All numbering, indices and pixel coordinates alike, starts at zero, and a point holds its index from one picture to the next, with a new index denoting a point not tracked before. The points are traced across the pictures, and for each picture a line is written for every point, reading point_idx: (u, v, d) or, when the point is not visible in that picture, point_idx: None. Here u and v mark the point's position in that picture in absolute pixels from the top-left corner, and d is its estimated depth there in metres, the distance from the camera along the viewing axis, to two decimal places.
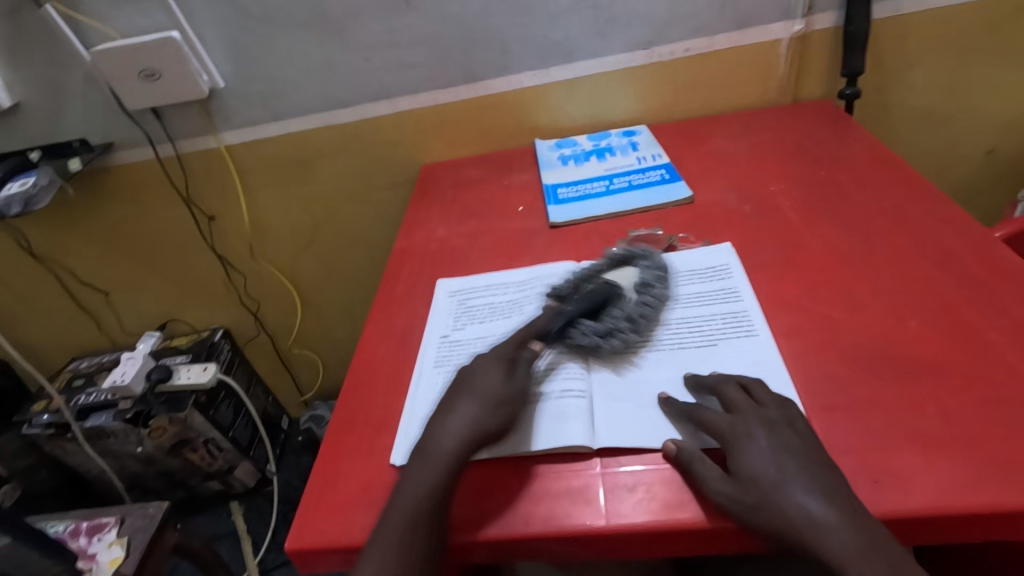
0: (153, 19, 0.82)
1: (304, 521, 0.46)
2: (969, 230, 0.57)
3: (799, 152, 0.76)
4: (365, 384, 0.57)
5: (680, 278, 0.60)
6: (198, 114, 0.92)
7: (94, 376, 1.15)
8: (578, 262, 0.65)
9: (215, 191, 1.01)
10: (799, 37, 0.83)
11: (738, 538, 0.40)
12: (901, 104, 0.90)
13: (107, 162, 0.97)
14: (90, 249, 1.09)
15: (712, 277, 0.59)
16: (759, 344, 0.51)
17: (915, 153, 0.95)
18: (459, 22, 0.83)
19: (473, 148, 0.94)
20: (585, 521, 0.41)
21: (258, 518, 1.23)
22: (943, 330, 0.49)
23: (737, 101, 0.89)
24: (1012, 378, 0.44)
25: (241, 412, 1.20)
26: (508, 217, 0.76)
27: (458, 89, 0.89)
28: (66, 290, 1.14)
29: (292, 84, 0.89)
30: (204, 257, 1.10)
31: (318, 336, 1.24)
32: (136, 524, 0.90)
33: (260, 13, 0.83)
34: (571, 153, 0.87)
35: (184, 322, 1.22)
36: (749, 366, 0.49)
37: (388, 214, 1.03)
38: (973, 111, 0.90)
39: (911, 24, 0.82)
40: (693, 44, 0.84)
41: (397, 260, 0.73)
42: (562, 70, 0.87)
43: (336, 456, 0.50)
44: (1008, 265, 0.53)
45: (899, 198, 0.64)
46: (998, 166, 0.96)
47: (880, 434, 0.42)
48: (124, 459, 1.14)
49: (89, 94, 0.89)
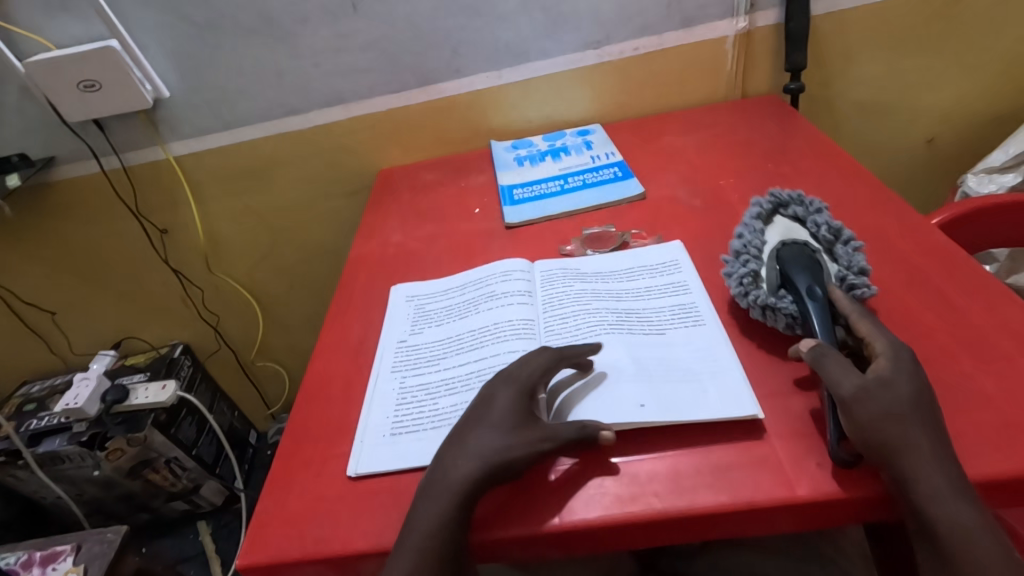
0: (90, 28, 0.79)
1: (256, 537, 0.44)
2: (907, 218, 0.59)
3: (746, 146, 0.78)
4: (320, 392, 0.56)
5: (632, 273, 0.60)
6: (143, 125, 0.89)
7: (46, 399, 1.10)
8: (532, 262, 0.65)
9: (166, 204, 0.98)
10: (744, 34, 0.85)
11: (692, 527, 0.40)
12: (844, 97, 0.93)
13: (50, 178, 0.94)
14: (36, 268, 1.05)
15: (662, 271, 0.60)
16: (709, 332, 0.52)
17: (861, 145, 0.98)
18: (409, 25, 0.83)
19: (430, 151, 0.94)
20: (541, 520, 0.41)
21: (226, 537, 1.20)
22: (881, 314, 0.50)
23: (687, 98, 0.91)
24: (945, 358, 0.45)
25: (204, 428, 1.17)
26: (465, 219, 0.76)
27: (411, 93, 0.88)
28: (12, 311, 1.09)
29: (240, 91, 0.87)
30: (158, 271, 1.07)
31: (281, 348, 1.22)
32: (94, 550, 0.86)
33: (203, 20, 0.81)
34: (527, 154, 0.87)
35: (141, 339, 1.18)
36: (700, 354, 0.50)
37: (347, 222, 1.02)
38: (911, 102, 0.94)
39: (848, 19, 0.85)
40: (642, 42, 0.85)
41: (352, 267, 0.72)
42: (514, 71, 0.87)
43: (290, 468, 0.49)
44: (941, 249, 0.55)
45: (840, 188, 0.66)
46: (938, 155, 1.00)
47: (823, 416, 0.43)
48: (80, 483, 1.10)
49: (26, 107, 0.86)
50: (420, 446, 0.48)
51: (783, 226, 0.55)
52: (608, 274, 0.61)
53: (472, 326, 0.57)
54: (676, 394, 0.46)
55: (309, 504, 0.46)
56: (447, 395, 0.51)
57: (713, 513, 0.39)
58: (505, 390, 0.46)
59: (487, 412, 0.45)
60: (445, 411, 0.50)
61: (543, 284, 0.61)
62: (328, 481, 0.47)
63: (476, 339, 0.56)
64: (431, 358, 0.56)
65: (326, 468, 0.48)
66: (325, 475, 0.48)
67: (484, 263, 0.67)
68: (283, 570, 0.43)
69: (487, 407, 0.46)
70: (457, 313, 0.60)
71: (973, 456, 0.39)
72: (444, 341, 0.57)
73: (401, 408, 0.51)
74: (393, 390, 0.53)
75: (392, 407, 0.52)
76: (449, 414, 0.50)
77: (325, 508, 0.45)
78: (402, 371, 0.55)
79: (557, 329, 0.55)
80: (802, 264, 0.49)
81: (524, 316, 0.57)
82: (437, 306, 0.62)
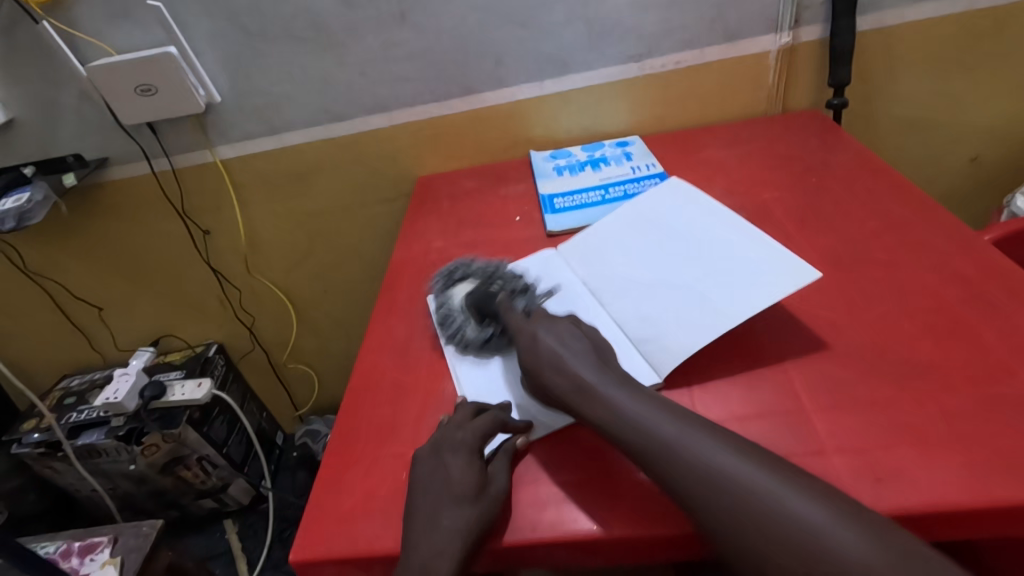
0: (150, 35, 0.82)
1: (308, 533, 0.45)
2: (962, 235, 0.58)
3: (791, 160, 0.78)
4: (367, 392, 0.57)
5: (601, 256, 0.65)
6: (193, 129, 0.92)
7: (85, 393, 1.13)
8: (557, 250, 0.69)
9: (210, 205, 1.01)
10: (787, 49, 0.85)
11: (700, 543, 0.40)
12: (887, 113, 0.92)
13: (102, 178, 0.97)
14: (83, 265, 1.08)
15: (709, 213, 0.64)
16: (585, 303, 0.60)
17: (902, 161, 0.97)
18: (455, 36, 0.84)
19: (469, 160, 0.95)
20: (593, 526, 0.41)
21: (252, 536, 1.21)
22: (938, 331, 0.49)
23: (727, 112, 0.91)
24: (1009, 376, 0.44)
25: (235, 427, 1.19)
26: (505, 227, 0.77)
27: (454, 102, 0.90)
28: (58, 306, 1.13)
29: (288, 98, 0.90)
30: (198, 272, 1.10)
31: (313, 350, 1.24)
32: (130, 543, 0.88)
33: (257, 28, 0.83)
34: (566, 164, 0.87)
35: (178, 338, 1.21)
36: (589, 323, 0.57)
37: (384, 228, 1.04)
38: (955, 120, 0.93)
39: (895, 36, 0.85)
40: (684, 56, 0.86)
41: (395, 271, 0.74)
42: (556, 83, 0.88)
43: (339, 465, 0.50)
44: (999, 267, 0.54)
45: (889, 203, 0.65)
46: (983, 173, 0.98)
47: (880, 432, 0.43)
48: (115, 478, 1.12)
49: (83, 109, 0.89)
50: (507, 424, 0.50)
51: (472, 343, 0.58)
52: (609, 255, 0.65)
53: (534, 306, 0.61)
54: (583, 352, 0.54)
55: (359, 502, 0.47)
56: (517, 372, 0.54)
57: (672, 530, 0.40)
58: (456, 456, 0.45)
59: (442, 484, 0.44)
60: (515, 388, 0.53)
61: (581, 266, 0.65)
62: (378, 480, 0.48)
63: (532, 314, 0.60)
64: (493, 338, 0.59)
65: (375, 467, 0.49)
66: (374, 474, 0.48)
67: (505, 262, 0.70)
68: (335, 566, 0.43)
69: (438, 476, 0.44)
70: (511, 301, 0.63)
71: None
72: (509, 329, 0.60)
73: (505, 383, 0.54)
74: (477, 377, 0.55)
75: (492, 382, 0.54)
76: (513, 392, 0.53)
77: (377, 506, 0.46)
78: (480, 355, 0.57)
79: (622, 292, 0.60)
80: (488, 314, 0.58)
81: (574, 296, 0.61)
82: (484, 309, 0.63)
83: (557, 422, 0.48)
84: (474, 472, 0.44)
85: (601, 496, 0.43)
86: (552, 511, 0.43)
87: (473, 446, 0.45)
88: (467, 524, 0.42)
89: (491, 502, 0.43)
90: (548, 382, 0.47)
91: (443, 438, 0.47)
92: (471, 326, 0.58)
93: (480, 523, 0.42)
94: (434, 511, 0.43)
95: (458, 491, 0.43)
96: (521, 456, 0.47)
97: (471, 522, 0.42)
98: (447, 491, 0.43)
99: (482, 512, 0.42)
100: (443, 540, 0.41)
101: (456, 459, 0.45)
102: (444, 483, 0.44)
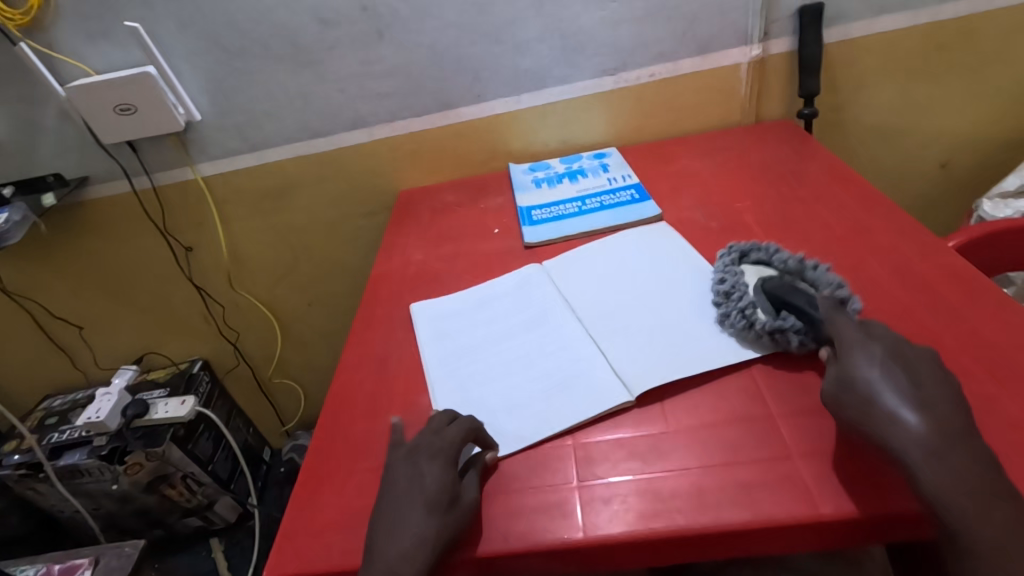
0: (129, 55, 0.83)
1: (283, 549, 0.45)
2: (925, 241, 0.60)
3: (762, 169, 0.79)
4: (343, 407, 0.57)
5: (582, 277, 0.66)
6: (173, 146, 0.93)
7: (67, 413, 1.12)
8: (541, 265, 0.70)
9: (193, 222, 1.01)
10: (757, 61, 0.87)
11: (841, 532, 0.39)
12: (857, 122, 0.94)
13: (83, 197, 0.97)
14: (64, 284, 1.07)
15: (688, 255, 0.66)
16: (563, 318, 0.60)
17: (874, 168, 0.99)
18: (432, 52, 0.86)
19: (449, 174, 0.96)
20: (561, 536, 0.42)
21: (239, 554, 1.19)
22: (900, 335, 0.51)
23: (701, 123, 0.93)
24: (965, 378, 0.46)
25: (221, 444, 1.18)
26: (484, 239, 0.78)
27: (432, 117, 0.91)
28: (40, 325, 1.12)
29: (267, 115, 0.90)
30: (181, 288, 1.10)
31: (298, 365, 1.24)
32: (112, 564, 0.87)
33: (236, 47, 0.84)
34: (545, 176, 0.89)
35: (162, 355, 1.20)
36: (565, 339, 0.58)
37: (366, 242, 1.05)
38: (924, 127, 0.95)
39: (861, 47, 0.87)
40: (658, 69, 0.88)
41: (375, 284, 0.74)
42: (532, 97, 0.90)
43: (315, 481, 0.50)
44: (959, 271, 0.55)
45: (856, 210, 0.67)
46: (952, 179, 1.01)
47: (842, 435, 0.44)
48: (98, 498, 1.11)
49: (63, 129, 0.90)
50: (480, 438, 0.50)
51: (769, 325, 0.50)
52: (588, 278, 0.66)
53: (516, 322, 0.61)
54: (556, 366, 0.55)
55: (334, 517, 0.47)
56: (490, 386, 0.55)
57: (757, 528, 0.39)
58: (432, 464, 0.45)
59: (416, 490, 0.44)
60: (487, 401, 0.53)
61: (564, 282, 0.66)
62: (352, 495, 0.48)
63: (511, 330, 0.61)
64: (470, 351, 0.59)
65: (350, 482, 0.49)
66: (349, 489, 0.49)
67: (483, 275, 0.71)
68: None
69: (412, 482, 0.45)
70: (492, 317, 0.63)
71: None
72: (487, 343, 0.60)
73: (475, 399, 0.54)
74: (451, 391, 0.55)
75: (463, 396, 0.54)
76: (485, 405, 0.53)
77: (351, 521, 0.46)
78: (456, 369, 0.58)
79: (600, 315, 0.60)
80: (789, 299, 0.51)
81: (553, 311, 0.62)
82: (466, 322, 0.63)
83: (528, 438, 0.49)
84: (449, 481, 0.44)
85: (574, 505, 0.44)
86: (524, 521, 0.43)
87: (450, 456, 0.46)
88: (434, 532, 0.42)
89: (460, 511, 0.43)
90: (871, 397, 0.40)
91: (420, 446, 0.47)
92: (761, 311, 0.52)
93: (448, 530, 0.42)
94: (404, 516, 0.43)
95: (428, 498, 0.43)
96: (490, 471, 0.47)
97: (439, 529, 0.42)
98: (420, 498, 0.44)
99: (451, 519, 0.42)
100: (410, 545, 0.41)
101: (431, 467, 0.45)
102: (416, 491, 0.44)
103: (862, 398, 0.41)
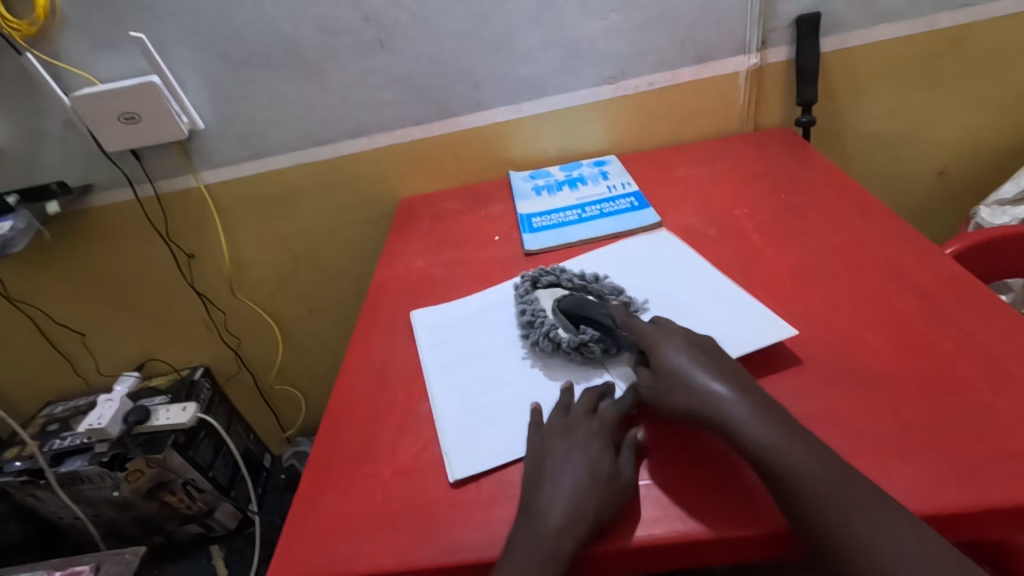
0: (133, 64, 0.84)
1: (285, 555, 0.46)
2: (922, 248, 0.60)
3: (760, 177, 0.80)
4: (345, 414, 0.57)
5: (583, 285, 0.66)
6: (176, 155, 0.93)
7: (69, 420, 1.13)
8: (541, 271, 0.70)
9: (195, 229, 1.02)
10: (755, 69, 0.88)
11: (801, 541, 0.40)
12: (855, 130, 0.95)
13: (86, 205, 0.98)
14: (66, 291, 1.08)
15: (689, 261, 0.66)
16: None
17: (872, 176, 1.00)
18: (433, 61, 0.87)
19: (450, 181, 0.97)
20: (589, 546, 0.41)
21: (238, 562, 1.19)
22: (898, 342, 0.51)
23: (700, 130, 0.93)
24: (963, 384, 0.46)
25: (221, 450, 1.18)
26: (484, 246, 0.79)
27: (433, 125, 0.92)
28: (42, 332, 1.13)
29: (270, 124, 0.91)
30: (183, 295, 1.10)
31: (299, 371, 1.24)
32: (112, 570, 0.87)
33: (239, 56, 0.85)
34: (545, 183, 0.89)
35: (164, 362, 1.21)
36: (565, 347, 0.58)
37: (367, 249, 1.05)
38: (921, 135, 0.96)
39: (858, 56, 0.88)
40: (657, 77, 0.88)
41: (376, 291, 0.75)
42: (533, 105, 0.91)
43: (316, 487, 0.50)
44: (957, 278, 0.56)
45: (854, 217, 0.67)
46: (950, 186, 1.01)
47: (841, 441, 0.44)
48: (98, 505, 1.11)
49: (67, 138, 0.90)
50: (481, 446, 0.50)
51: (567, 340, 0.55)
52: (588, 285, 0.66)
53: (516, 330, 0.62)
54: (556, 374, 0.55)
55: (335, 523, 0.47)
56: (490, 394, 0.55)
57: (759, 536, 0.40)
58: (595, 422, 0.47)
59: (575, 447, 0.45)
60: (488, 409, 0.53)
61: None
62: (353, 501, 0.48)
63: (510, 338, 0.61)
64: (470, 358, 0.60)
65: (352, 488, 0.50)
66: (349, 496, 0.49)
67: (484, 282, 0.71)
68: None
69: (573, 437, 0.46)
70: (493, 325, 0.63)
71: (990, 483, 0.39)
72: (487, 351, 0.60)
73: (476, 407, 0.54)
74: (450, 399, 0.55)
75: (463, 403, 0.55)
76: (485, 412, 0.53)
77: (352, 527, 0.46)
78: (456, 376, 0.58)
79: None
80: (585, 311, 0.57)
81: (553, 319, 0.62)
82: (467, 330, 0.64)
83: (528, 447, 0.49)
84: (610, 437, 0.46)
85: None
86: None
87: (609, 435, 0.46)
88: (597, 484, 0.43)
89: (614, 467, 0.44)
90: (686, 380, 0.46)
91: (577, 421, 0.47)
92: (561, 325, 0.58)
93: (614, 482, 0.43)
94: (565, 487, 0.43)
95: (583, 454, 0.45)
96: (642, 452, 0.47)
97: (602, 480, 0.43)
98: (585, 473, 0.44)
99: (619, 471, 0.44)
100: (570, 516, 0.41)
101: (591, 445, 0.46)
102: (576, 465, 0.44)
103: (673, 378, 0.46)
